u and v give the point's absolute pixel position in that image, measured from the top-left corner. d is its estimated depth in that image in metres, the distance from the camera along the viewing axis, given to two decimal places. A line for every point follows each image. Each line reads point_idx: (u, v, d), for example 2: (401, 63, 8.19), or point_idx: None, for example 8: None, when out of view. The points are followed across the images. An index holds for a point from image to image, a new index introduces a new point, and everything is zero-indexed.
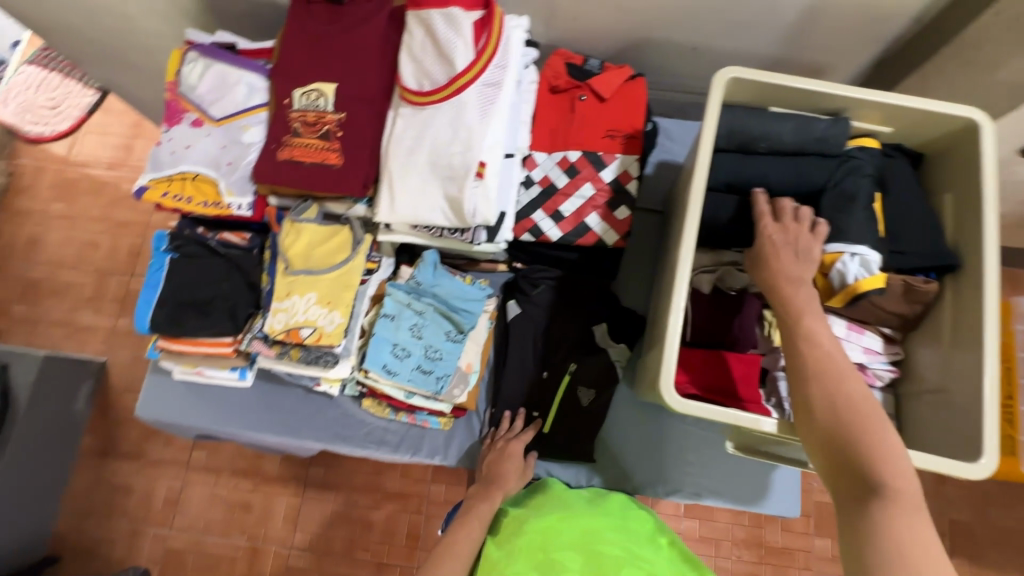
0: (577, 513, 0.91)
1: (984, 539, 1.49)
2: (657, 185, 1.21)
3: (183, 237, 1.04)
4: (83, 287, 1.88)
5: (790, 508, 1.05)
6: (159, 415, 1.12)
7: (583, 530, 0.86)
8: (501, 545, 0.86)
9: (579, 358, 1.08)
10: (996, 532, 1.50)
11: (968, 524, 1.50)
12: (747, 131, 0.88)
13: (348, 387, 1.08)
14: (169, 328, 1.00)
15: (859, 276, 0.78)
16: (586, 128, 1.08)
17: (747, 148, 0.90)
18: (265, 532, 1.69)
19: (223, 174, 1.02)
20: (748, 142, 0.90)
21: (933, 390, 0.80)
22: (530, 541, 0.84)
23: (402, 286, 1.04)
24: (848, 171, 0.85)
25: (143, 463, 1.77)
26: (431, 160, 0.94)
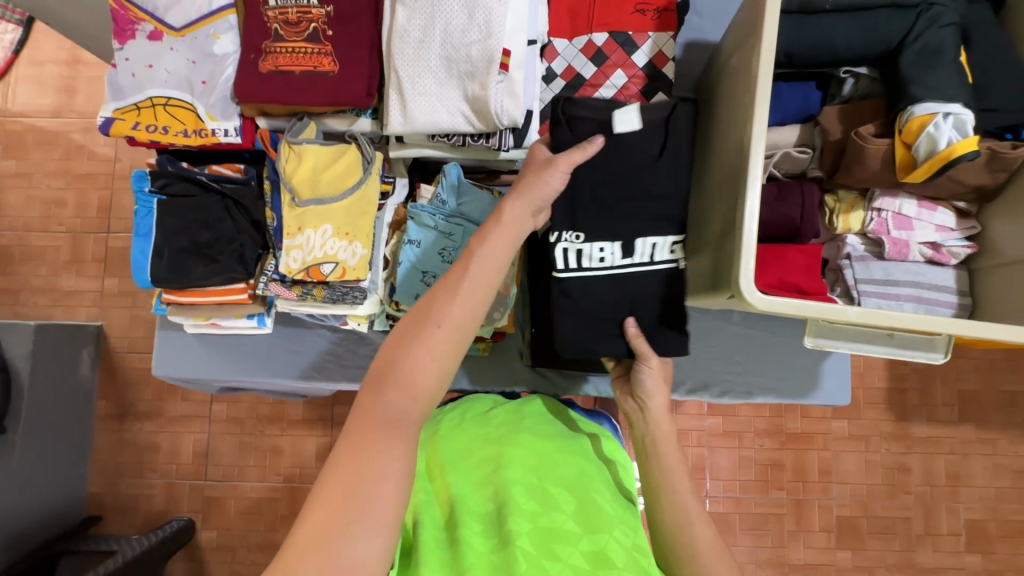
0: (573, 452, 0.83)
1: (994, 404, 1.55)
2: (689, 70, 1.08)
3: (167, 174, 0.90)
4: (60, 249, 1.73)
5: (841, 396, 1.04)
6: (178, 372, 1.05)
7: (577, 472, 0.79)
8: (489, 456, 0.80)
9: None
10: (1005, 400, 1.55)
11: (979, 392, 1.55)
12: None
13: (377, 323, 0.99)
14: (173, 279, 0.90)
15: (952, 139, 0.70)
16: (612, 3, 0.93)
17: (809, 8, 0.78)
18: (300, 471, 1.70)
19: (199, 96, 0.87)
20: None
21: (1016, 262, 0.75)
22: (523, 466, 0.77)
23: (426, 207, 0.92)
24: (929, 22, 0.75)
25: (165, 420, 1.74)
26: (445, 54, 0.80)
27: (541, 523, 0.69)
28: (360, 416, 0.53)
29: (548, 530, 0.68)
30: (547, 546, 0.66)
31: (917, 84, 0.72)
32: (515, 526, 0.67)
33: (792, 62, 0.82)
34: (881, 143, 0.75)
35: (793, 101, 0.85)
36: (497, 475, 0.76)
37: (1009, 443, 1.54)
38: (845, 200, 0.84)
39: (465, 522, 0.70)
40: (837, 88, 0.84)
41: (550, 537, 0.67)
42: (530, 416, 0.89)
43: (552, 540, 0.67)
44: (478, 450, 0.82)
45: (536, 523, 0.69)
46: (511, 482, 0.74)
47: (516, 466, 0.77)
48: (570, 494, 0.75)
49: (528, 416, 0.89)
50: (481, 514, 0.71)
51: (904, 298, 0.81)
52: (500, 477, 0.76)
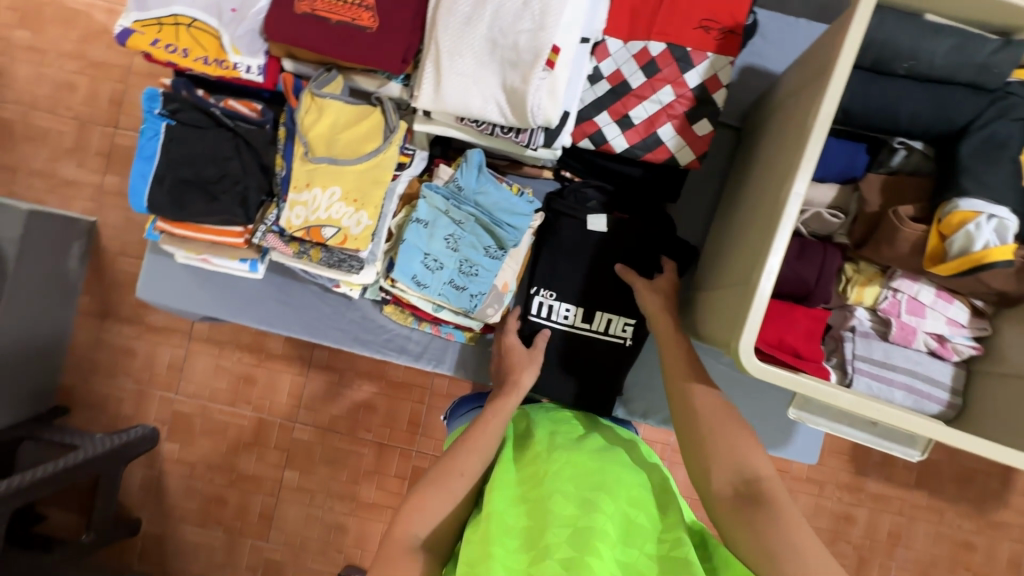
0: (612, 458, 0.75)
1: (951, 478, 1.57)
2: (740, 96, 1.03)
3: (180, 99, 0.86)
4: (63, 135, 1.67)
5: (809, 455, 1.05)
6: (162, 299, 1.04)
7: (618, 476, 0.71)
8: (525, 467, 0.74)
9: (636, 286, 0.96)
10: (963, 474, 1.57)
11: (940, 463, 1.57)
12: (896, 44, 0.71)
13: (370, 291, 0.99)
14: (170, 211, 0.87)
15: (989, 243, 0.68)
16: (677, 12, 0.88)
17: (884, 69, 0.74)
18: (269, 404, 1.71)
19: (225, 25, 0.82)
20: (887, 61, 0.73)
21: (1018, 376, 0.73)
22: (559, 472, 0.70)
23: (440, 190, 0.90)
24: (1000, 112, 0.71)
25: (145, 328, 1.73)
26: (491, 37, 0.75)
27: (581, 525, 0.61)
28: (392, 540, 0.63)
29: (590, 531, 0.61)
30: (588, 548, 0.59)
31: (972, 177, 0.69)
32: (552, 536, 0.61)
33: (850, 119, 0.77)
34: (916, 228, 0.72)
35: (839, 159, 0.82)
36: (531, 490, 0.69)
37: (955, 516, 1.57)
38: (864, 272, 0.82)
39: (500, 540, 0.63)
40: (886, 156, 0.79)
41: (590, 537, 0.60)
42: (564, 429, 0.82)
43: (593, 541, 0.59)
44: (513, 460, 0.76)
45: (576, 528, 0.61)
46: (546, 490, 0.67)
47: (551, 477, 0.70)
48: (611, 495, 0.67)
49: (563, 428, 0.83)
50: (516, 524, 0.65)
51: (896, 385, 0.79)
52: (536, 488, 0.69)
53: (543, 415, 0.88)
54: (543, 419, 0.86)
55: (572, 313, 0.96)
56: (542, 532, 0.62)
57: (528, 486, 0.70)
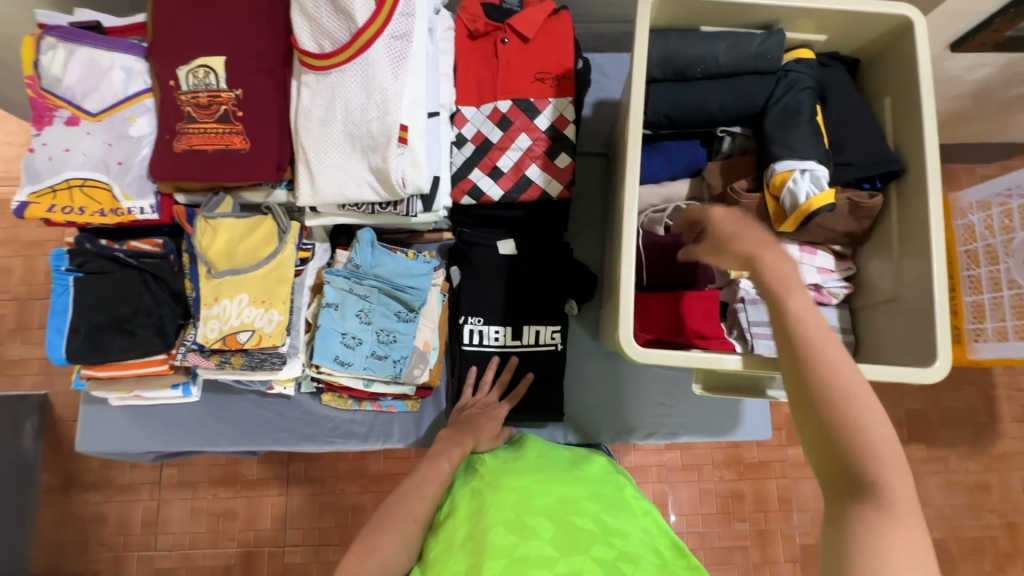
0: (557, 487, 0.79)
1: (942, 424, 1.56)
2: (597, 127, 1.15)
3: (85, 252, 0.92)
4: (3, 318, 1.70)
5: (762, 431, 1.07)
6: (104, 447, 1.04)
7: (558, 501, 0.76)
8: (475, 501, 0.77)
9: (549, 317, 1.04)
10: (951, 415, 1.54)
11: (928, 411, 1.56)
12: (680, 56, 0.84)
13: (304, 384, 1.02)
14: (88, 356, 0.91)
15: (810, 193, 0.76)
16: (514, 73, 1.00)
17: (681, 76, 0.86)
18: (254, 534, 1.64)
19: (115, 177, 0.90)
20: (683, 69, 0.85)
21: (886, 301, 0.80)
22: (504, 502, 0.74)
23: (341, 272, 0.96)
24: (787, 86, 0.83)
25: (112, 490, 1.67)
26: (347, 131, 0.85)
27: (517, 555, 0.66)
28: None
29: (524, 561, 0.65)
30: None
31: (780, 145, 0.79)
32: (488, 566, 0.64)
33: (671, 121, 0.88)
34: (753, 198, 0.82)
35: (681, 155, 0.91)
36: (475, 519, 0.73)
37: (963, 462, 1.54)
38: None
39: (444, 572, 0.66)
40: (718, 144, 0.90)
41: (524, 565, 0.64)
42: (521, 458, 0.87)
43: (525, 567, 0.64)
44: (462, 500, 0.78)
45: (512, 557, 0.66)
46: (487, 523, 0.71)
47: (495, 505, 0.74)
48: (550, 518, 0.72)
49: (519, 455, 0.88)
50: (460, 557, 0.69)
51: None
52: (477, 521, 0.72)
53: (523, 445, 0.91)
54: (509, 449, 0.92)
55: (501, 332, 1.04)
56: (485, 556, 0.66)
57: (472, 518, 0.73)
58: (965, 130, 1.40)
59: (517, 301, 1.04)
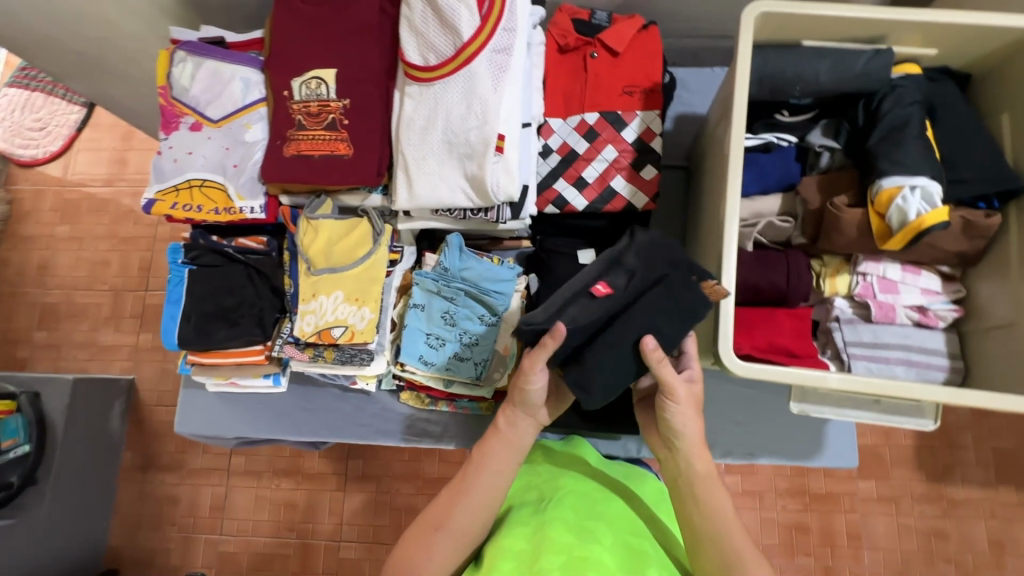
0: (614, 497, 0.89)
1: None
2: (679, 140, 1.15)
3: (198, 247, 1.01)
4: (101, 306, 1.83)
5: (848, 458, 1.02)
6: (197, 428, 1.11)
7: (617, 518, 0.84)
8: (538, 490, 0.88)
9: None
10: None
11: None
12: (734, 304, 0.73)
13: (385, 381, 1.06)
14: (198, 342, 0.98)
15: (921, 210, 0.75)
16: (601, 86, 1.02)
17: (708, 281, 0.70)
18: (312, 527, 1.67)
19: (230, 178, 0.98)
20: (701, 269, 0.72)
21: (1005, 327, 0.76)
22: (567, 503, 0.84)
23: (430, 274, 1.00)
24: (895, 100, 0.81)
25: (185, 473, 1.74)
26: (446, 140, 0.89)
27: (576, 553, 0.75)
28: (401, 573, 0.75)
29: (584, 559, 0.74)
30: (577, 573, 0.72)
31: (887, 161, 0.77)
32: (548, 560, 0.74)
33: (620, 290, 0.71)
34: (855, 213, 0.79)
35: (774, 170, 0.90)
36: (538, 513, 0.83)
37: None
38: (830, 264, 0.87)
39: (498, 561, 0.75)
40: (814, 159, 0.90)
41: (583, 565, 0.73)
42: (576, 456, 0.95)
43: (584, 567, 0.73)
44: (522, 496, 0.89)
45: (571, 554, 0.75)
46: (542, 526, 0.80)
47: (556, 505, 0.83)
48: (610, 532, 0.81)
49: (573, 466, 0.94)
50: (521, 547, 0.78)
51: (894, 361, 0.82)
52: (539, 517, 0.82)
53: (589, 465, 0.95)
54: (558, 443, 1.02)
55: None
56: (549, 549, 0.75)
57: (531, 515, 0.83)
58: None
59: None
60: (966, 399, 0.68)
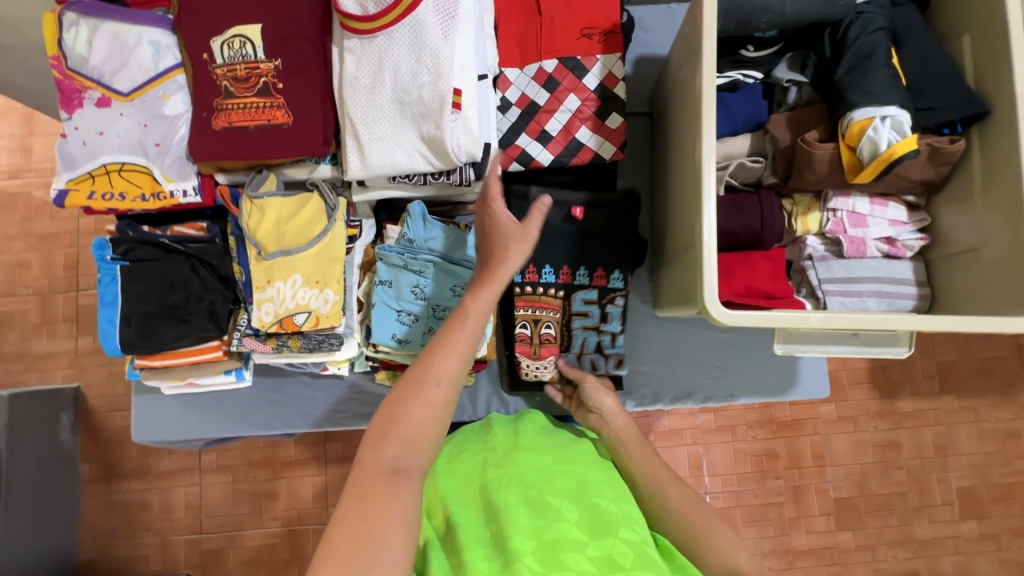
0: (577, 461, 0.81)
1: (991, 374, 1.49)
2: (640, 85, 1.11)
3: (128, 239, 0.90)
4: (27, 313, 1.65)
5: (821, 389, 1.06)
6: (158, 435, 1.04)
7: (583, 480, 0.76)
8: (493, 473, 0.78)
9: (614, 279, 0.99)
10: (986, 367, 1.49)
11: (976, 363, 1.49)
12: (672, 291, 0.92)
13: (357, 364, 1.00)
14: (145, 344, 0.90)
15: (892, 140, 0.74)
16: (558, 29, 0.95)
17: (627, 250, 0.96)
18: (296, 513, 1.62)
19: (154, 159, 0.87)
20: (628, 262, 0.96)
21: (967, 250, 0.78)
22: (523, 480, 0.75)
23: (394, 247, 0.92)
24: (860, 28, 0.78)
25: (153, 477, 1.65)
26: (397, 98, 0.81)
27: (547, 535, 0.65)
28: (361, 467, 0.54)
29: (556, 539, 0.64)
30: (554, 558, 0.62)
31: (856, 93, 0.75)
32: (518, 545, 0.63)
33: (584, 222, 0.95)
34: (826, 148, 0.78)
35: (743, 110, 0.87)
36: (494, 497, 0.73)
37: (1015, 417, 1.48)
38: (801, 203, 0.87)
39: (464, 557, 0.65)
40: (781, 95, 0.88)
41: (556, 547, 0.63)
42: (525, 433, 0.88)
43: (559, 546, 0.63)
44: (479, 478, 0.78)
45: (542, 538, 0.65)
46: (502, 511, 0.70)
47: (515, 484, 0.74)
48: (575, 502, 0.71)
49: (524, 435, 0.87)
50: (486, 539, 0.67)
51: (866, 294, 0.83)
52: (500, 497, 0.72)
53: (540, 431, 0.89)
54: (509, 422, 0.93)
55: None
56: (516, 532, 0.65)
57: (493, 494, 0.74)
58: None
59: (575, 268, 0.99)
60: (942, 325, 0.69)
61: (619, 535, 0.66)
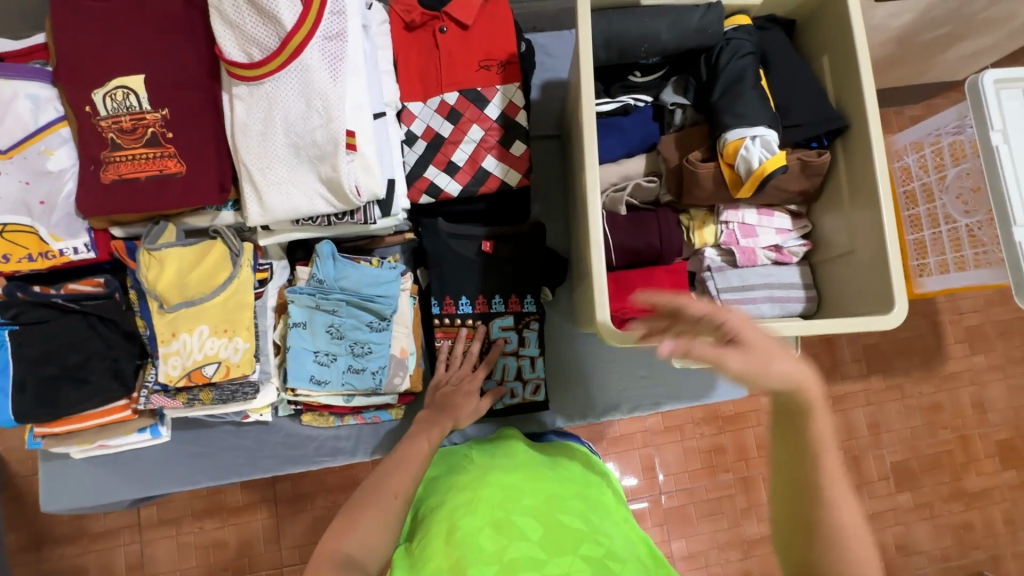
0: (547, 477, 0.82)
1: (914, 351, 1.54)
2: (548, 108, 1.13)
3: (17, 302, 0.85)
4: None
5: (739, 389, 1.11)
6: (72, 501, 0.98)
7: (550, 496, 0.77)
8: (461, 493, 0.79)
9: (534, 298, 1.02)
10: (913, 350, 1.53)
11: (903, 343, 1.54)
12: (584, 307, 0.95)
13: (281, 408, 0.99)
14: (41, 412, 0.85)
15: (762, 158, 0.79)
16: (457, 62, 0.97)
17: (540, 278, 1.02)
18: (251, 560, 1.45)
19: (39, 218, 0.83)
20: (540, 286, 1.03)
21: (841, 253, 0.84)
22: (490, 499, 0.76)
23: (305, 289, 0.92)
24: (731, 53, 0.84)
25: (89, 540, 1.47)
26: (291, 142, 0.80)
27: (506, 558, 0.66)
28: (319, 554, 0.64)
29: (514, 560, 0.66)
30: None
31: (729, 115, 0.81)
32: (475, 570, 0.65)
33: (495, 254, 1.01)
34: (709, 166, 0.83)
35: (636, 133, 0.91)
36: (461, 515, 0.74)
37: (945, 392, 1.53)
38: (697, 217, 0.91)
39: None
40: (670, 117, 0.92)
41: (513, 568, 0.65)
42: (501, 456, 0.89)
43: (517, 568, 0.65)
44: (448, 500, 0.79)
45: (500, 560, 0.66)
46: (464, 532, 0.71)
47: (482, 505, 0.75)
48: (539, 519, 0.72)
49: (497, 458, 0.88)
50: (446, 563, 0.68)
51: (761, 300, 0.87)
52: (465, 516, 0.74)
53: (515, 449, 0.91)
54: (487, 448, 0.93)
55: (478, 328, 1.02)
56: (476, 556, 0.67)
57: (460, 513, 0.74)
58: (911, 82, 1.40)
59: (494, 291, 1.02)
60: (819, 329, 0.74)
61: (581, 553, 0.67)
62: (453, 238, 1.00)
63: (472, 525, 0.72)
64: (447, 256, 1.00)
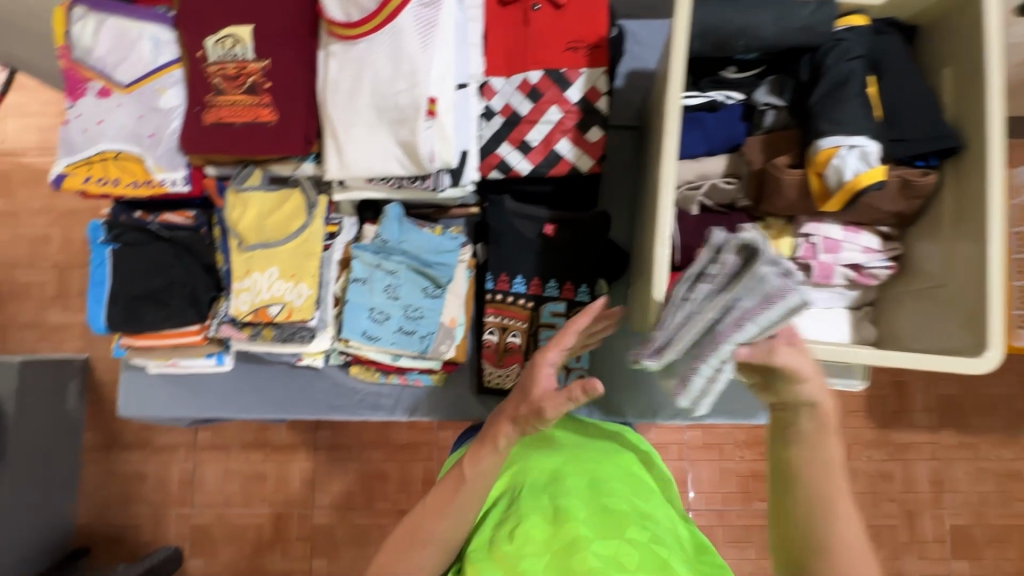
0: (590, 463, 0.82)
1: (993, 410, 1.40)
2: (630, 98, 1.10)
3: (120, 224, 0.95)
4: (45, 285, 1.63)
5: None
6: (143, 410, 1.08)
7: (593, 480, 0.77)
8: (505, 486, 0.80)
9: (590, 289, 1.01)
10: None
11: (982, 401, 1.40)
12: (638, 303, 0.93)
13: (331, 357, 1.04)
14: (128, 325, 0.95)
15: (858, 170, 0.73)
16: (545, 41, 0.96)
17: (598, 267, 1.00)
18: (283, 497, 1.56)
19: (147, 148, 0.91)
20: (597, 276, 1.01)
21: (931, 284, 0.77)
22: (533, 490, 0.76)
23: (369, 246, 0.97)
24: (838, 55, 0.78)
25: (152, 449, 1.61)
26: (375, 103, 0.83)
27: (558, 547, 0.66)
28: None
29: (565, 545, 0.65)
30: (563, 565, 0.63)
31: (827, 121, 0.75)
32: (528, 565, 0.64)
33: (556, 239, 1.00)
34: (795, 174, 0.78)
35: (719, 133, 0.88)
36: (509, 509, 0.75)
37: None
38: (774, 227, 0.85)
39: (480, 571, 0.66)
40: (759, 118, 0.87)
41: (566, 553, 0.64)
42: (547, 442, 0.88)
43: (570, 554, 0.64)
44: (497, 498, 0.79)
45: (552, 550, 0.66)
46: (515, 528, 0.70)
47: (529, 498, 0.75)
48: (582, 504, 0.72)
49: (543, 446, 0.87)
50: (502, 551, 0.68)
51: None
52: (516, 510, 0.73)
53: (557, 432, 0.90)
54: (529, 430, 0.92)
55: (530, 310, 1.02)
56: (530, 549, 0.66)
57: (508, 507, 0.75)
58: None
59: (551, 275, 1.01)
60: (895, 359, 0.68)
61: (630, 536, 0.66)
62: (517, 217, 1.00)
63: (523, 518, 0.71)
64: (509, 234, 1.00)
